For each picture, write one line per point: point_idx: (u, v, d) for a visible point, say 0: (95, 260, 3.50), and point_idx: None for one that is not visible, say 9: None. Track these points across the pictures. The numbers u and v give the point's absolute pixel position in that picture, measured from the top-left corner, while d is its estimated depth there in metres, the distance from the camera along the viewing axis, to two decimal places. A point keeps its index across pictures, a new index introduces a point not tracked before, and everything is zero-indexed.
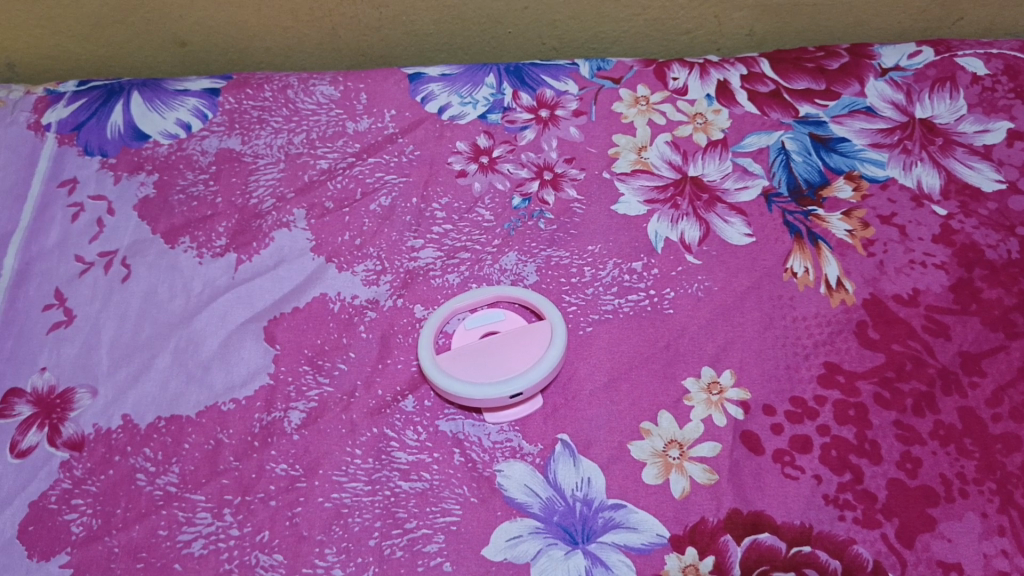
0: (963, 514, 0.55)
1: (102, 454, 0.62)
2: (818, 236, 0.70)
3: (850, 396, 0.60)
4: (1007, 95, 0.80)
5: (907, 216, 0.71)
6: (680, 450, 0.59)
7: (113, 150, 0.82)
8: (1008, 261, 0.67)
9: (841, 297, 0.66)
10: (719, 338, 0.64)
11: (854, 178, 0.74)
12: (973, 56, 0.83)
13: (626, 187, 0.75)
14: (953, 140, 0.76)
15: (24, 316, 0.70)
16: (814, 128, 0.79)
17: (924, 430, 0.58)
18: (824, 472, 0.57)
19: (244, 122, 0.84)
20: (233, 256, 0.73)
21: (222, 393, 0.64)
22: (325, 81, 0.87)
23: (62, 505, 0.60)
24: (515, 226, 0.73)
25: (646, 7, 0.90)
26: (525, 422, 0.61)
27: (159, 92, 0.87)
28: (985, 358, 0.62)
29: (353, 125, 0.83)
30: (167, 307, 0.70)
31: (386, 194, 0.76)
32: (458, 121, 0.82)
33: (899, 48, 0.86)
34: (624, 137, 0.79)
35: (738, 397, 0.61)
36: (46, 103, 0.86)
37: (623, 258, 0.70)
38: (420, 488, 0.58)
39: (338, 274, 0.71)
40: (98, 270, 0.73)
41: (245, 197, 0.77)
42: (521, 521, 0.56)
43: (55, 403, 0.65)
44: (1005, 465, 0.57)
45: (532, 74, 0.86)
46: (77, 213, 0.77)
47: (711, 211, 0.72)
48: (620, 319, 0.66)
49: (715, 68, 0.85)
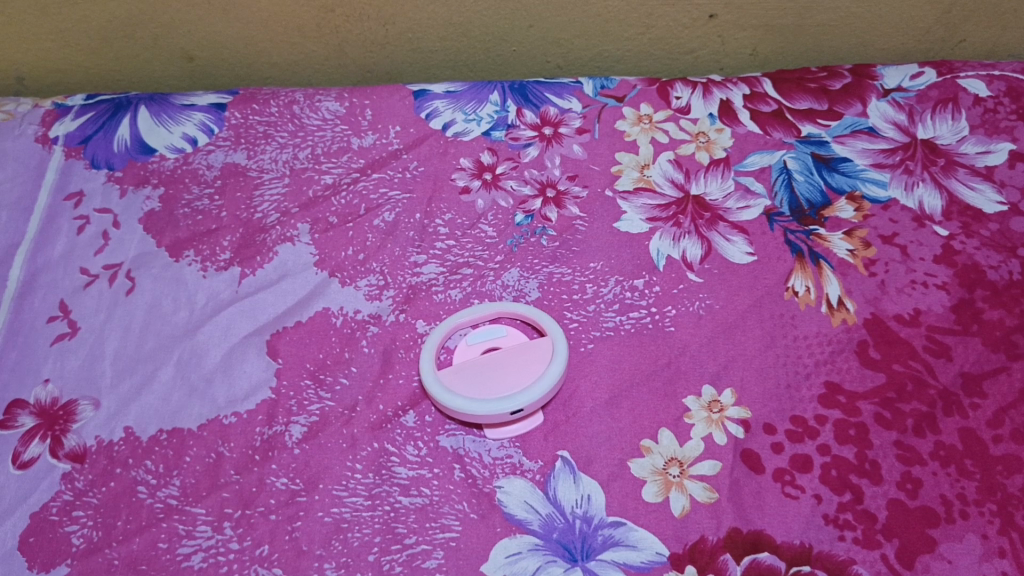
0: (963, 536, 0.55)
1: (104, 466, 0.62)
2: (819, 255, 0.70)
3: (850, 416, 0.60)
4: (1009, 117, 0.80)
5: (909, 237, 0.71)
6: (680, 468, 0.59)
7: (119, 164, 0.82)
8: (1009, 283, 0.67)
9: (842, 317, 0.66)
10: (720, 356, 0.65)
11: (856, 198, 0.74)
12: (975, 78, 0.84)
13: (629, 205, 0.75)
14: (954, 161, 0.77)
15: (29, 327, 0.71)
16: (816, 148, 0.79)
17: (924, 451, 0.58)
18: (824, 492, 0.57)
19: (251, 137, 0.84)
20: (237, 270, 0.73)
21: (224, 406, 0.64)
22: (330, 97, 0.88)
23: (63, 517, 0.60)
24: (517, 242, 0.73)
25: (650, 26, 0.90)
26: (525, 439, 0.61)
27: (167, 106, 0.88)
28: (986, 380, 0.62)
29: (358, 140, 0.83)
30: (170, 320, 0.71)
31: (390, 210, 0.77)
32: (463, 138, 0.83)
33: (901, 69, 0.86)
34: (627, 155, 0.80)
35: (738, 416, 0.61)
36: (54, 116, 0.87)
37: (625, 276, 0.70)
38: (420, 503, 0.58)
39: (340, 288, 0.71)
40: (102, 282, 0.73)
41: (249, 211, 0.78)
42: (521, 538, 0.56)
43: (58, 415, 0.65)
44: (1006, 487, 0.57)
45: (536, 91, 0.87)
46: (83, 226, 0.77)
47: (712, 229, 0.73)
48: (621, 336, 0.66)
49: (718, 87, 0.86)
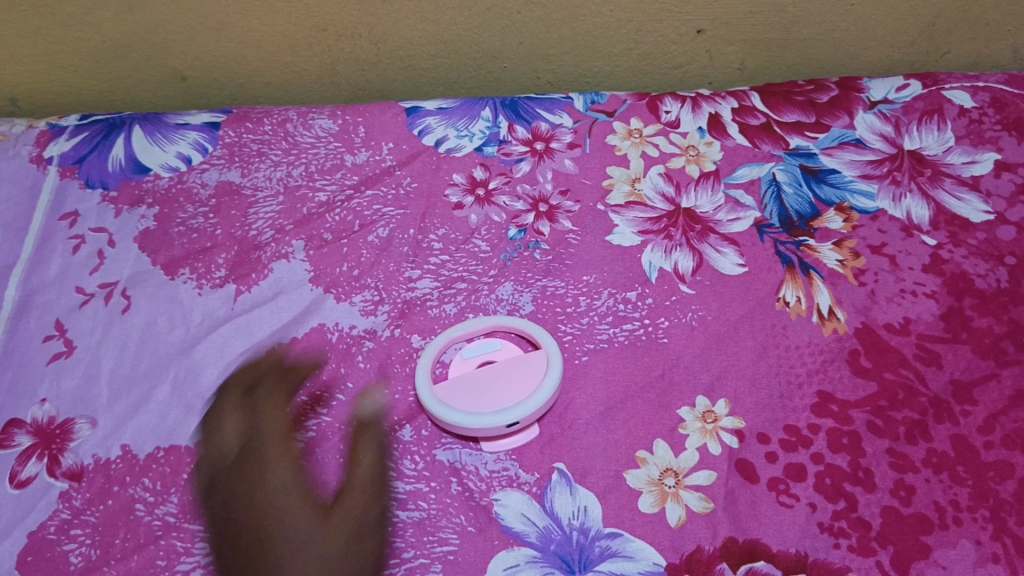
0: (957, 542, 0.55)
1: (101, 484, 0.62)
2: (809, 266, 0.71)
3: (843, 425, 0.61)
4: (994, 127, 0.81)
5: (897, 246, 0.72)
6: (676, 479, 0.59)
7: (114, 183, 0.83)
8: (997, 290, 0.68)
9: (833, 326, 0.67)
10: (714, 367, 0.65)
11: (844, 209, 0.75)
12: (960, 90, 0.85)
13: (620, 219, 0.76)
14: (941, 171, 0.78)
15: (25, 347, 0.71)
16: (804, 160, 0.80)
17: (916, 458, 0.59)
18: (819, 500, 0.58)
19: (244, 155, 0.85)
20: (232, 287, 0.74)
21: (221, 423, 0.65)
22: (324, 115, 0.89)
23: (61, 536, 0.60)
24: (511, 256, 0.74)
25: (638, 42, 0.91)
26: (522, 451, 0.62)
27: (161, 126, 0.89)
28: (977, 387, 0.63)
29: (350, 158, 0.84)
30: (166, 338, 0.71)
31: (384, 226, 0.77)
32: (455, 153, 0.83)
33: (887, 82, 0.88)
34: (618, 169, 0.81)
35: (733, 426, 0.62)
36: (48, 137, 0.88)
37: (617, 288, 0.71)
38: (418, 517, 0.58)
39: (336, 304, 0.72)
40: (98, 301, 0.74)
41: (244, 228, 0.78)
42: (518, 550, 0.57)
43: (55, 434, 0.65)
44: (997, 493, 0.57)
45: (527, 107, 0.88)
46: (78, 245, 0.78)
47: (704, 241, 0.73)
48: (615, 348, 0.67)
49: (707, 101, 0.87)
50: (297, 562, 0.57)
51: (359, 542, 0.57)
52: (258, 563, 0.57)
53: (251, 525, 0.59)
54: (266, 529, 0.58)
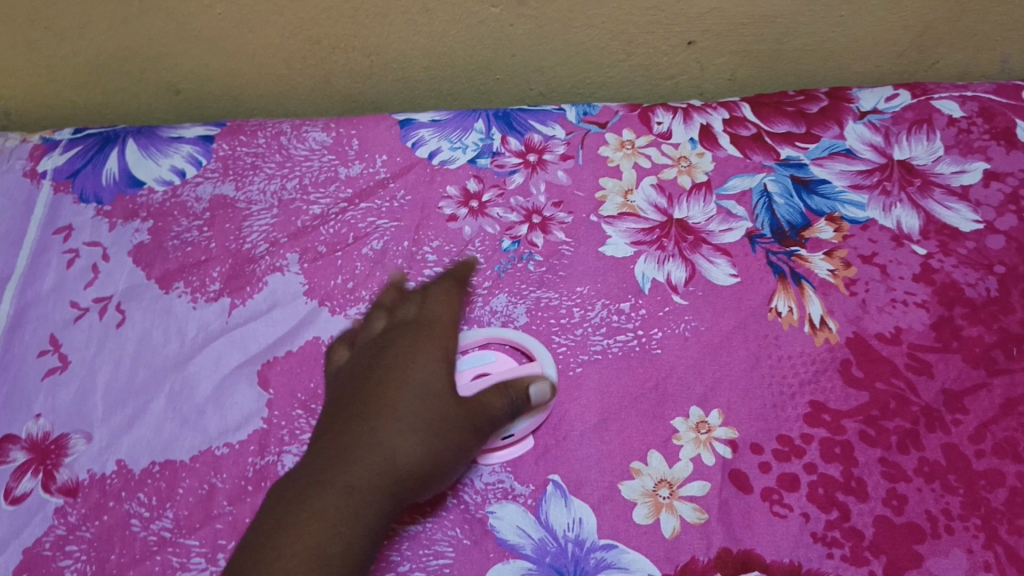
0: (949, 551, 0.57)
1: (97, 500, 0.63)
2: (801, 276, 0.72)
3: (835, 434, 0.62)
4: (983, 137, 0.81)
5: (888, 256, 0.72)
6: (670, 490, 0.60)
7: (108, 198, 0.82)
8: (987, 300, 0.69)
9: (825, 336, 0.68)
10: (707, 378, 0.66)
11: (835, 219, 0.75)
12: (948, 99, 0.85)
13: (613, 230, 0.76)
14: (931, 181, 0.78)
15: (20, 361, 0.71)
16: (795, 170, 0.80)
17: (908, 467, 0.60)
18: (812, 510, 0.59)
19: (238, 168, 0.84)
20: (227, 300, 0.74)
21: (216, 437, 0.65)
22: (317, 127, 0.87)
23: (57, 552, 0.61)
24: (505, 268, 0.74)
25: (630, 54, 0.92)
26: (517, 463, 0.62)
27: (154, 139, 0.87)
28: (967, 396, 0.63)
29: (345, 170, 0.83)
30: (161, 352, 0.71)
31: (378, 238, 0.77)
32: (449, 166, 0.83)
33: (877, 91, 0.87)
34: (611, 180, 0.81)
35: (726, 437, 0.62)
36: (42, 151, 0.87)
37: (611, 299, 0.71)
38: (413, 530, 0.59)
39: (331, 317, 0.72)
40: (93, 315, 0.74)
41: (238, 242, 0.78)
42: (514, 562, 0.57)
43: (50, 449, 0.66)
44: (989, 502, 0.59)
45: (520, 119, 0.87)
46: (73, 259, 0.78)
47: (696, 252, 0.74)
48: (609, 359, 0.67)
49: (698, 112, 0.86)
50: (388, 421, 0.59)
51: (448, 439, 0.59)
52: (371, 401, 0.61)
53: (380, 363, 0.63)
54: (402, 366, 0.62)
